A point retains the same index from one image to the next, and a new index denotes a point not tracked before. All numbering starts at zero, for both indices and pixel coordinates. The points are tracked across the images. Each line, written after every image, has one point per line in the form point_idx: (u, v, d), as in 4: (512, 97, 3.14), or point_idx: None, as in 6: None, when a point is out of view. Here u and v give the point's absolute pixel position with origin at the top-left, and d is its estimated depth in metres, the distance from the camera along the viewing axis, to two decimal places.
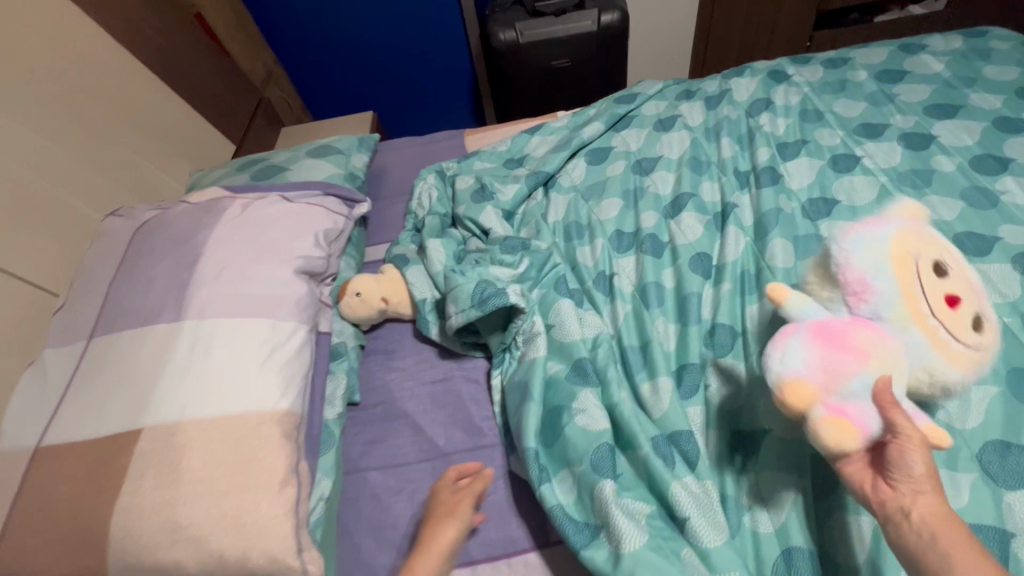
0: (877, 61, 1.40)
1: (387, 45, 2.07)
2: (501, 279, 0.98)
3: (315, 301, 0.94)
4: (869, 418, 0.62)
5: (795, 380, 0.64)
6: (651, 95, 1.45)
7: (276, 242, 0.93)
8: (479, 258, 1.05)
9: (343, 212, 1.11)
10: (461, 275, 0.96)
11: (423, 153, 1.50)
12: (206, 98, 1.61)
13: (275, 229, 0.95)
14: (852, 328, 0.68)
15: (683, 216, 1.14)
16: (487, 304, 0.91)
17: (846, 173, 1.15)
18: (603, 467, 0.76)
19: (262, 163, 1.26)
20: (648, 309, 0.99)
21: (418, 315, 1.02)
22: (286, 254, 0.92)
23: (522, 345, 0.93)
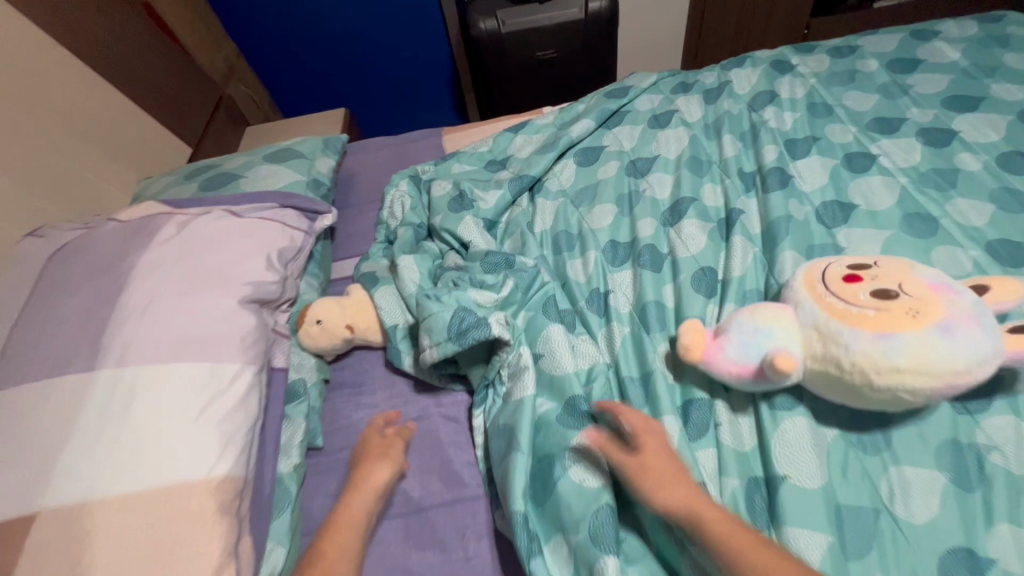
0: (889, 50, 1.29)
1: (359, 36, 1.92)
2: (482, 305, 0.86)
3: (267, 334, 0.82)
4: (723, 340, 0.72)
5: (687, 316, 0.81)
6: (645, 88, 1.33)
7: (219, 267, 0.80)
8: (457, 277, 0.93)
9: (303, 226, 0.98)
10: (435, 301, 0.85)
11: (397, 154, 1.37)
12: (159, 97, 1.46)
13: (219, 251, 0.82)
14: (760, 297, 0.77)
15: (682, 224, 1.03)
16: (466, 337, 0.80)
17: (861, 173, 1.05)
18: (604, 538, 0.64)
19: (214, 171, 1.13)
20: (648, 333, 0.87)
21: (390, 344, 0.91)
22: (230, 281, 0.79)
23: (507, 380, 0.82)
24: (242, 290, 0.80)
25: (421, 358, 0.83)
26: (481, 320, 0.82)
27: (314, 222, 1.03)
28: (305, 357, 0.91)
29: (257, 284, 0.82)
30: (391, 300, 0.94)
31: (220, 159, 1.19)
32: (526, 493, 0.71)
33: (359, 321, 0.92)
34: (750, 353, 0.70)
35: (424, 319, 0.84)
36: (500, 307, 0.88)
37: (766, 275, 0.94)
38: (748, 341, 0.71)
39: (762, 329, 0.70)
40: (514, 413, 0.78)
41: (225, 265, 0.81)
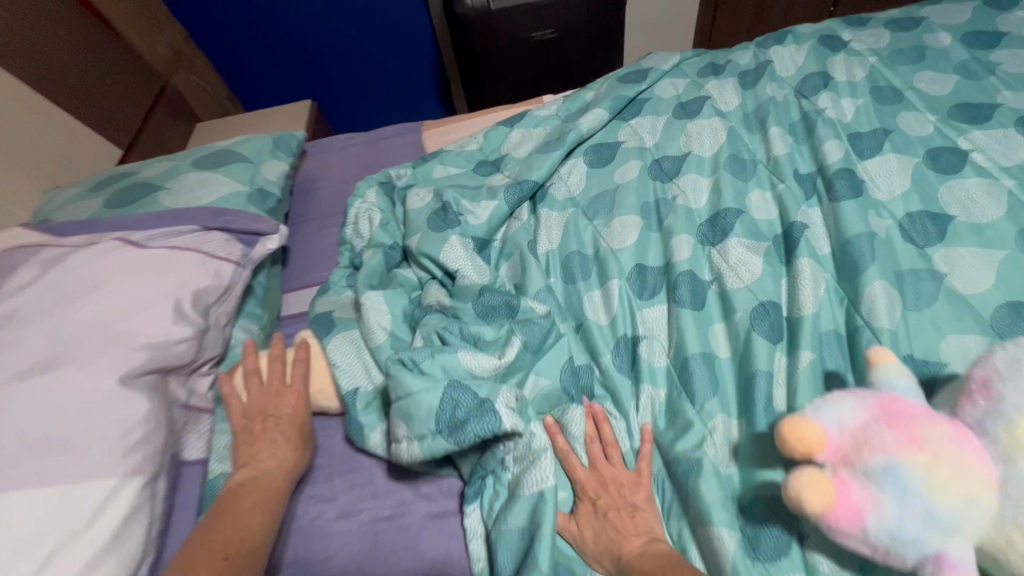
0: (961, 22, 1.07)
1: (328, 17, 1.67)
2: (477, 375, 0.67)
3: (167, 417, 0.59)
4: (865, 506, 0.50)
5: (812, 420, 0.54)
6: (666, 71, 1.10)
7: (93, 329, 0.57)
8: (442, 329, 0.72)
9: (234, 256, 0.74)
10: (415, 374, 0.65)
11: (366, 153, 1.12)
12: (79, 89, 1.20)
13: (101, 299, 0.59)
14: (931, 419, 0.52)
15: (726, 242, 0.80)
16: (463, 433, 0.62)
17: (952, 174, 0.82)
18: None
19: (128, 180, 0.88)
20: (691, 404, 0.67)
21: (347, 417, 0.69)
22: (110, 349, 0.57)
23: (514, 468, 0.65)
24: (134, 357, 0.57)
25: (395, 449, 0.64)
26: (481, 406, 0.63)
27: (253, 247, 0.79)
28: None
29: (160, 343, 0.60)
30: (350, 356, 0.72)
31: (139, 164, 0.94)
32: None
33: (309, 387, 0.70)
34: (903, 537, 0.49)
35: (400, 401, 0.64)
36: (502, 376, 0.69)
37: (850, 314, 0.71)
38: (906, 520, 0.48)
39: (939, 513, 0.48)
40: (530, 520, 0.61)
41: (108, 321, 0.58)
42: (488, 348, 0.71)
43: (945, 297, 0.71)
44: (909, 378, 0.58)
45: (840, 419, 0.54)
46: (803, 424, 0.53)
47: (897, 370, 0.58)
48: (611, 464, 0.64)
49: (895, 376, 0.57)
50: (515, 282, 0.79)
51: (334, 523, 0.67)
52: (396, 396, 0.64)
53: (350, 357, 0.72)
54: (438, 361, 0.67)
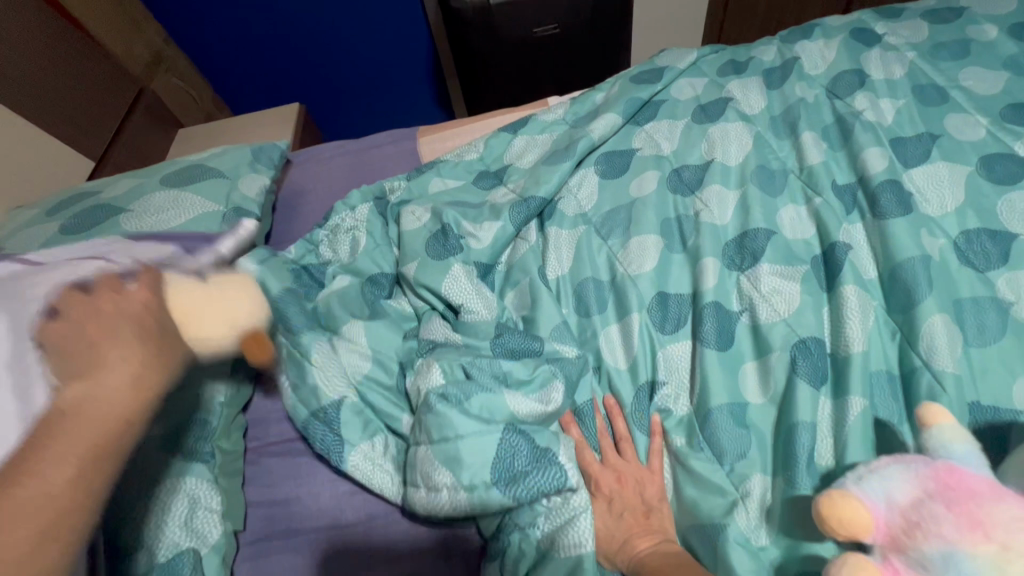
0: (1006, 12, 0.97)
1: (317, 13, 1.57)
2: (521, 420, 0.58)
3: None
4: None
5: (856, 498, 0.46)
6: (683, 70, 1.01)
7: None
8: (467, 363, 0.62)
9: None
10: (466, 414, 0.57)
11: (357, 163, 1.03)
12: (43, 96, 1.11)
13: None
14: (1003, 500, 0.43)
15: (754, 268, 0.71)
16: (518, 486, 0.54)
17: (1012, 185, 0.73)
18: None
19: (88, 202, 0.79)
20: (719, 465, 0.59)
21: (323, 443, 0.62)
22: None
23: (545, 526, 0.56)
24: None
25: (427, 497, 0.56)
26: (541, 456, 0.56)
27: None
28: (205, 495, 0.60)
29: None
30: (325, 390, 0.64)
31: (103, 182, 0.85)
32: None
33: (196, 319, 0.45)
34: None
35: (448, 446, 0.56)
36: (547, 423, 0.60)
37: (904, 351, 0.62)
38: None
39: None
40: None
41: None
42: (522, 390, 0.60)
43: (1013, 331, 0.62)
44: (973, 445, 0.48)
45: (888, 494, 0.46)
46: (843, 502, 0.46)
47: (955, 433, 0.49)
48: (623, 458, 0.60)
49: (956, 440, 0.48)
50: (523, 314, 0.70)
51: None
52: (440, 438, 0.56)
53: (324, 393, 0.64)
54: (483, 401, 0.58)
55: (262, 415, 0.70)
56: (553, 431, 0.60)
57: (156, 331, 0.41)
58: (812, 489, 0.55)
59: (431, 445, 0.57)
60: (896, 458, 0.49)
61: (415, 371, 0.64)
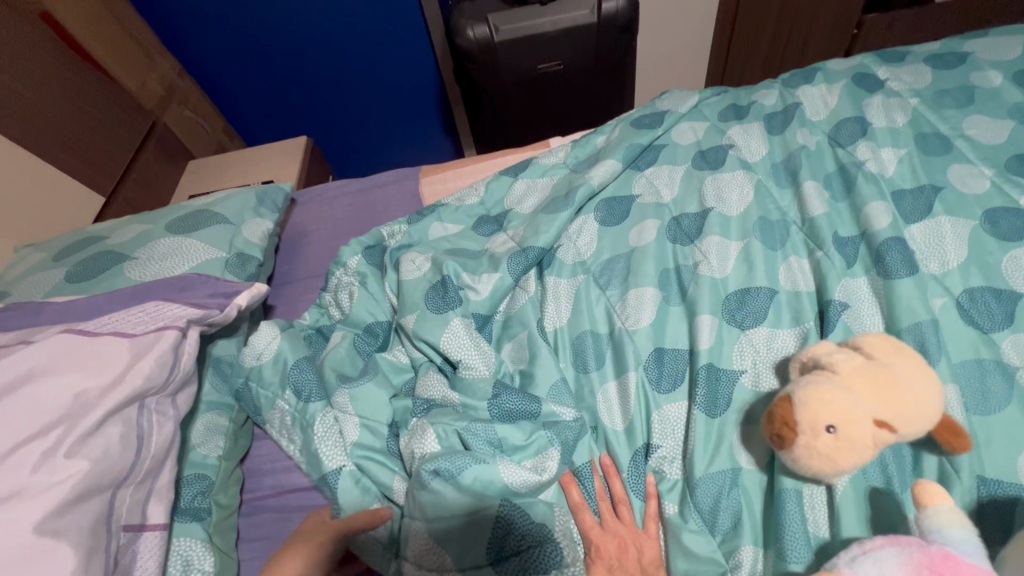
0: (1010, 58, 0.97)
1: (325, 47, 1.60)
2: (517, 492, 0.58)
3: (109, 536, 0.49)
4: None
5: None
6: (684, 114, 1.01)
7: (8, 440, 0.47)
8: (462, 429, 0.62)
9: (190, 324, 0.64)
10: (459, 490, 0.57)
11: (359, 205, 1.04)
12: (56, 134, 1.13)
13: (16, 406, 0.49)
14: None
15: (754, 327, 0.70)
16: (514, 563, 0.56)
17: (1016, 242, 0.72)
18: None
19: (93, 248, 0.80)
20: (710, 536, 0.58)
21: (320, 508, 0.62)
22: (24, 468, 0.46)
23: None
24: (68, 474, 0.47)
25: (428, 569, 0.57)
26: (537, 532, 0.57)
27: (223, 311, 0.69)
28: (200, 555, 0.57)
29: (102, 457, 0.50)
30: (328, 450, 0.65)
31: (110, 226, 0.87)
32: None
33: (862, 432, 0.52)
34: None
35: (443, 525, 0.57)
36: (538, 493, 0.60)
37: None
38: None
39: None
40: None
41: (22, 443, 0.47)
42: (517, 456, 0.61)
43: (1018, 400, 0.60)
44: (970, 531, 0.47)
45: None
46: None
47: (951, 516, 0.47)
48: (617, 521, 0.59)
49: (951, 525, 0.47)
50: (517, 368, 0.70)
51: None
52: (437, 516, 0.57)
53: (327, 453, 0.64)
54: (476, 474, 0.58)
55: (257, 466, 0.70)
56: (553, 497, 0.61)
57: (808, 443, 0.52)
58: (802, 563, 0.53)
59: (425, 522, 0.57)
60: (890, 538, 0.48)
61: (409, 434, 0.64)
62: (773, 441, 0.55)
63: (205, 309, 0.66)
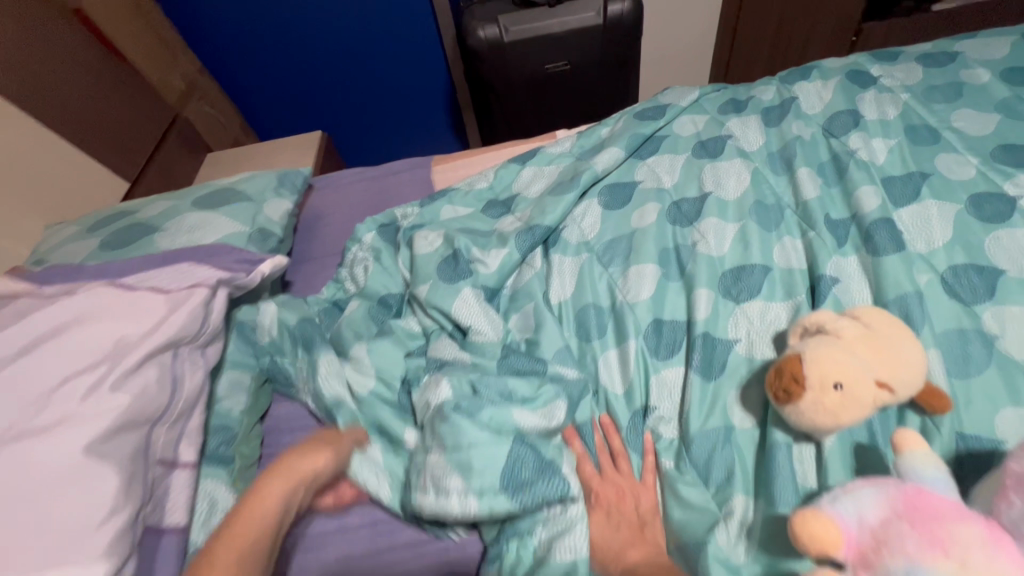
0: (998, 57, 1.01)
1: (341, 47, 1.67)
2: (527, 434, 0.63)
3: (146, 467, 0.53)
4: None
5: (825, 515, 0.49)
6: (685, 107, 1.06)
7: (57, 376, 0.52)
8: (475, 378, 0.67)
9: (219, 285, 0.69)
10: (477, 425, 0.62)
11: (373, 190, 1.09)
12: (86, 123, 1.19)
13: (64, 347, 0.53)
14: (963, 519, 0.44)
15: (749, 301, 0.74)
16: (524, 495, 0.59)
17: (998, 224, 0.76)
18: None
19: (125, 221, 0.85)
20: (704, 486, 0.61)
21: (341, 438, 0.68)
22: (73, 400, 0.50)
23: (544, 533, 0.60)
24: (111, 405, 0.52)
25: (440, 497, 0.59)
26: (544, 468, 0.61)
27: (249, 277, 0.73)
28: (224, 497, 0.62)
29: (141, 395, 0.54)
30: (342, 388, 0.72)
31: (139, 202, 0.92)
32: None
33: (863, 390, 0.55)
34: None
35: (461, 455, 0.60)
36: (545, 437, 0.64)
37: None
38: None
39: None
40: None
41: (70, 379, 0.52)
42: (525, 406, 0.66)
43: (997, 365, 0.63)
44: (943, 470, 0.50)
45: (859, 514, 0.48)
46: (812, 518, 0.48)
47: (926, 458, 0.51)
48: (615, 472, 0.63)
49: (926, 465, 0.50)
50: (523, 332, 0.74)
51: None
52: (455, 446, 0.60)
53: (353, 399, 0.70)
54: (493, 414, 0.63)
55: (276, 424, 0.74)
56: (557, 445, 0.65)
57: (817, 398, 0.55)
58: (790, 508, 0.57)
59: (443, 453, 0.61)
60: (870, 480, 0.51)
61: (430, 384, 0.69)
62: (778, 397, 0.58)
63: (232, 273, 0.71)
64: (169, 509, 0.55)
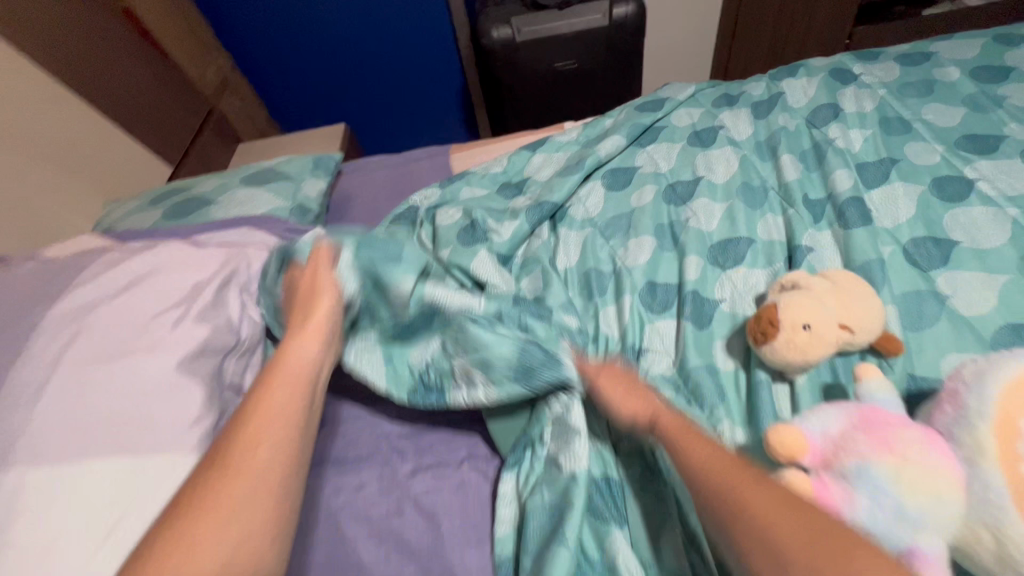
0: (968, 57, 1.11)
1: (363, 46, 1.78)
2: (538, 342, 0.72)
3: (220, 388, 0.64)
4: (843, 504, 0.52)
5: (795, 428, 0.57)
6: (682, 101, 1.16)
7: (149, 310, 0.62)
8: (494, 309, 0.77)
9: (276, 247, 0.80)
10: (494, 332, 0.72)
11: (397, 174, 1.20)
12: (135, 112, 1.31)
13: (153, 288, 0.64)
14: (903, 426, 0.54)
15: (734, 268, 0.84)
16: (534, 380, 0.68)
17: (957, 202, 0.85)
18: (611, 511, 0.64)
19: (182, 195, 0.96)
20: None
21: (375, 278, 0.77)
22: (163, 329, 0.61)
23: (551, 444, 0.69)
24: (194, 334, 0.62)
25: (472, 395, 0.70)
26: (551, 359, 0.69)
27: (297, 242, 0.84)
28: None
29: (216, 329, 0.65)
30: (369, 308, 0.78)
31: (191, 181, 1.03)
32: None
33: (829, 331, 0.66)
34: (881, 528, 0.50)
35: (479, 353, 0.70)
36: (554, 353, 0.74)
37: None
38: (879, 523, 0.50)
39: (910, 509, 0.49)
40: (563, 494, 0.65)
41: (160, 313, 0.63)
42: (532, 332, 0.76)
43: (947, 319, 0.73)
44: (893, 394, 0.61)
45: (823, 427, 0.57)
46: (785, 430, 0.56)
47: (879, 385, 0.61)
48: None
49: (879, 390, 0.60)
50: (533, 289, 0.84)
51: (362, 498, 0.72)
52: (472, 348, 0.71)
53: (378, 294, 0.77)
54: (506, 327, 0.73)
55: None
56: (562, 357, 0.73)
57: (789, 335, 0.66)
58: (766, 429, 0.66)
59: (465, 357, 0.71)
60: (831, 402, 0.61)
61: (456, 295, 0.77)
62: (758, 339, 0.68)
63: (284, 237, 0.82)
64: None
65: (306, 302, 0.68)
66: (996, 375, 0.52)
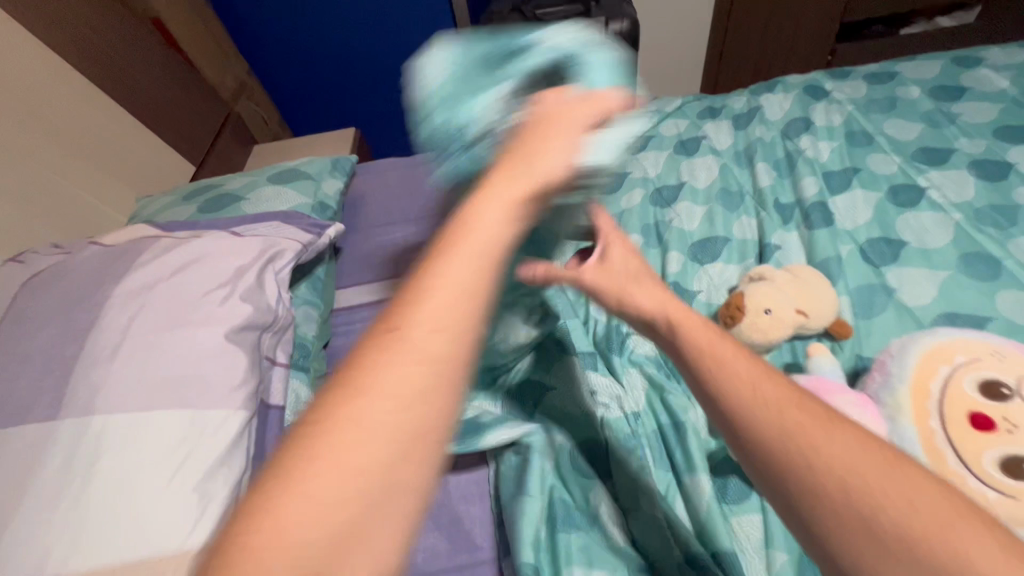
0: (930, 77, 1.22)
1: (373, 55, 1.88)
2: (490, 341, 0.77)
3: (260, 359, 0.74)
4: None
5: None
6: (670, 114, 1.27)
7: (199, 289, 0.72)
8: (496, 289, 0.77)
9: (304, 240, 0.90)
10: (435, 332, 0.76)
11: (407, 176, 1.30)
12: (162, 114, 1.41)
13: (201, 271, 0.74)
14: (839, 394, 0.64)
15: (711, 263, 0.95)
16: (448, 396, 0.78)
17: (910, 207, 0.96)
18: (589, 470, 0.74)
19: (214, 192, 1.06)
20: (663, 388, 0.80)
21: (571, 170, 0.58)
22: (213, 306, 0.71)
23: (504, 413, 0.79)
24: (239, 311, 0.72)
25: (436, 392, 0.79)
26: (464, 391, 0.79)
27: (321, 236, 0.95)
28: (305, 394, 0.83)
29: (257, 308, 0.75)
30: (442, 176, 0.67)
31: (220, 179, 1.12)
32: (540, 541, 0.67)
33: (784, 316, 0.76)
34: None
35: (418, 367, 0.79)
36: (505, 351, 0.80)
37: None
38: None
39: None
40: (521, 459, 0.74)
41: (209, 291, 0.72)
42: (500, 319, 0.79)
43: (894, 309, 0.83)
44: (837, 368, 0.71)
45: None
46: None
47: (826, 360, 0.72)
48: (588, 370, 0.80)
49: (824, 365, 0.71)
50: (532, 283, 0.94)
51: None
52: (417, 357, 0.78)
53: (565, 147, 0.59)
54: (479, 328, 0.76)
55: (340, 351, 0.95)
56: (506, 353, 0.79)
57: (751, 319, 0.76)
58: None
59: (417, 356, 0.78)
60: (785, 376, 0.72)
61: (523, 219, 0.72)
62: (727, 322, 0.79)
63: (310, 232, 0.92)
64: (271, 392, 0.76)
65: (538, 132, 0.51)
66: (916, 347, 0.63)
